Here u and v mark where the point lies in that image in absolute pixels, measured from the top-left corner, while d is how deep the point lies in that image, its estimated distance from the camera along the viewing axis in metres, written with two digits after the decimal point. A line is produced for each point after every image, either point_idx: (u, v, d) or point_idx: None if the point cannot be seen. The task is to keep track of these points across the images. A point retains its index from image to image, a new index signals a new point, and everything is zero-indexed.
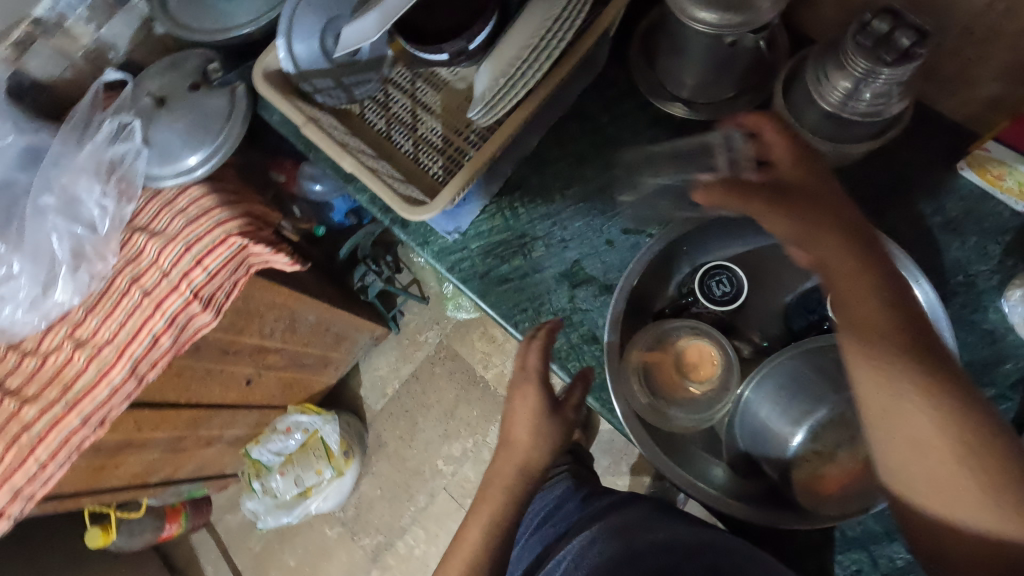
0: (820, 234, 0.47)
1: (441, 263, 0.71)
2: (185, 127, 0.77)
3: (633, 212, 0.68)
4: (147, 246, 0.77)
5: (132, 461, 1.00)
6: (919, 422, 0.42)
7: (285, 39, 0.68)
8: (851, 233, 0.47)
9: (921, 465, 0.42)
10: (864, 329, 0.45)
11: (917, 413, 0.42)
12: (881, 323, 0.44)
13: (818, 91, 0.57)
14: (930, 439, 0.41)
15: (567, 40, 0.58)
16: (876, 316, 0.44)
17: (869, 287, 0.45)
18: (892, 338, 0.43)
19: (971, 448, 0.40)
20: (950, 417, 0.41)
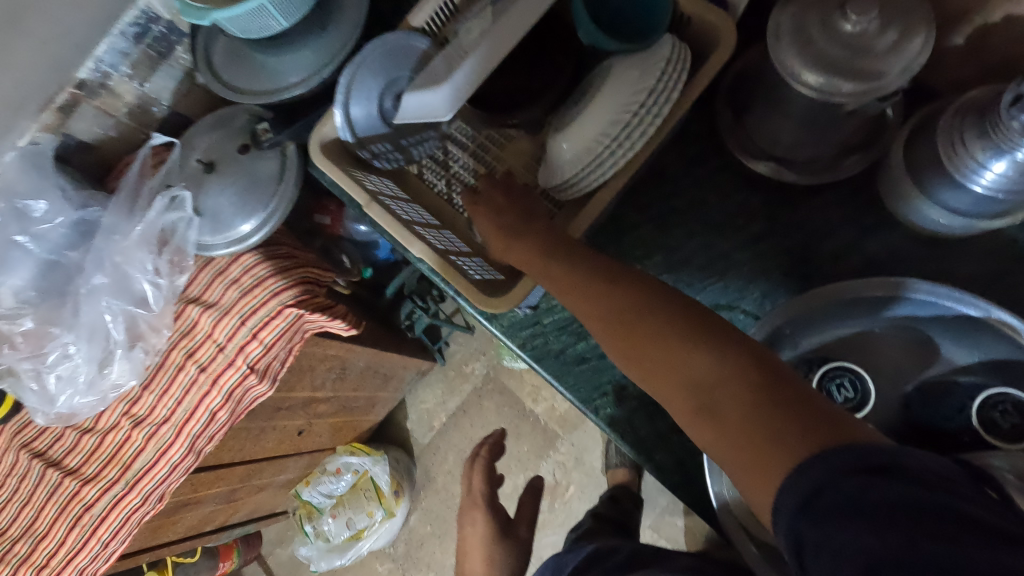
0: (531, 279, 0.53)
1: (512, 340, 0.66)
2: (236, 192, 0.73)
3: (724, 286, 0.62)
4: (200, 319, 0.74)
5: (188, 516, 0.99)
6: (701, 415, 0.39)
7: (341, 101, 0.62)
8: (576, 253, 0.51)
9: (732, 460, 0.37)
10: (627, 350, 0.44)
11: (691, 404, 0.40)
12: (632, 335, 0.44)
13: (953, 167, 0.49)
14: (716, 424, 0.38)
15: (663, 114, 0.52)
16: (625, 328, 0.44)
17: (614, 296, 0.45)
18: (651, 348, 0.42)
19: (743, 407, 0.37)
20: (716, 391, 0.38)
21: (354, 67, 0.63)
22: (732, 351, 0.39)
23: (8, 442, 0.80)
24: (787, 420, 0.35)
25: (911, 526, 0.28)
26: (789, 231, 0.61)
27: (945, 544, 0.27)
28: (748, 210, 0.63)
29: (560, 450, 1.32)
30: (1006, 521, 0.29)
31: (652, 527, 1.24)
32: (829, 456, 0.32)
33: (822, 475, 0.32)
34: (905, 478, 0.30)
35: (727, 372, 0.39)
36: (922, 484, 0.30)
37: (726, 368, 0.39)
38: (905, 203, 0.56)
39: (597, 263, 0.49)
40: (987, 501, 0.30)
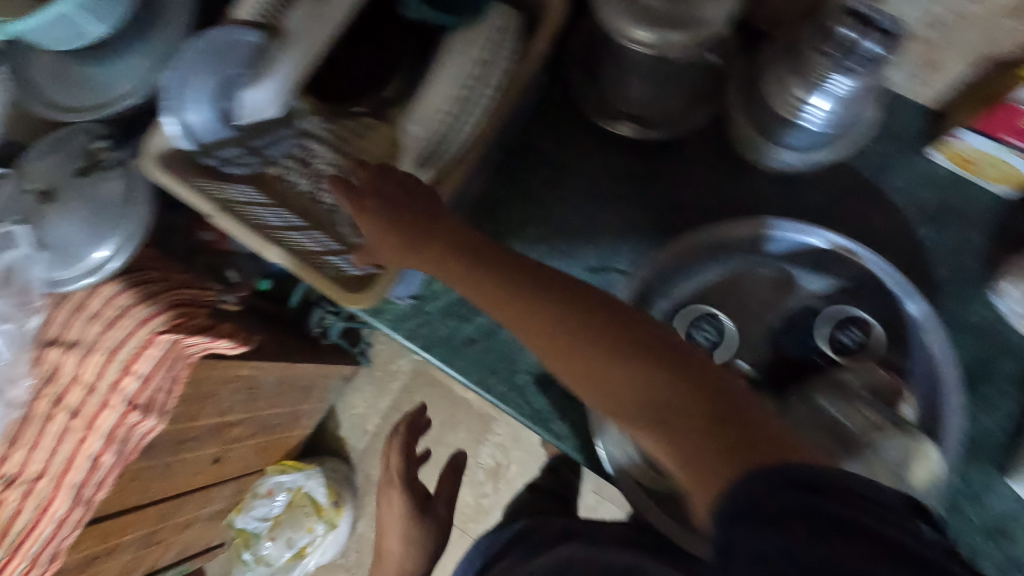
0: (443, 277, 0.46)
1: (399, 333, 0.64)
2: (82, 219, 0.67)
3: (597, 248, 0.62)
4: (63, 361, 0.69)
5: (105, 569, 0.93)
6: (622, 406, 0.39)
7: (172, 112, 0.59)
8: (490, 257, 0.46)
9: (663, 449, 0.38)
10: (534, 324, 0.43)
11: (609, 393, 0.40)
12: (568, 333, 0.41)
13: (777, 103, 0.52)
14: (636, 415, 0.38)
15: (496, 86, 0.53)
16: (539, 314, 0.43)
17: (518, 289, 0.44)
18: (549, 324, 0.42)
19: (662, 391, 0.38)
20: (651, 381, 0.39)
21: (183, 72, 0.59)
22: (652, 363, 0.39)
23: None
24: (716, 419, 0.36)
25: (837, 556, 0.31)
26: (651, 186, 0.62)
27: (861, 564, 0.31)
28: (612, 170, 0.63)
29: (497, 432, 1.32)
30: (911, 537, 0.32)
31: (594, 491, 1.26)
32: (766, 474, 0.34)
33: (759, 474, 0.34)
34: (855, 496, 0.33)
35: (632, 360, 0.40)
36: (843, 502, 0.33)
37: (638, 351, 0.40)
38: (753, 147, 0.58)
39: (517, 263, 0.45)
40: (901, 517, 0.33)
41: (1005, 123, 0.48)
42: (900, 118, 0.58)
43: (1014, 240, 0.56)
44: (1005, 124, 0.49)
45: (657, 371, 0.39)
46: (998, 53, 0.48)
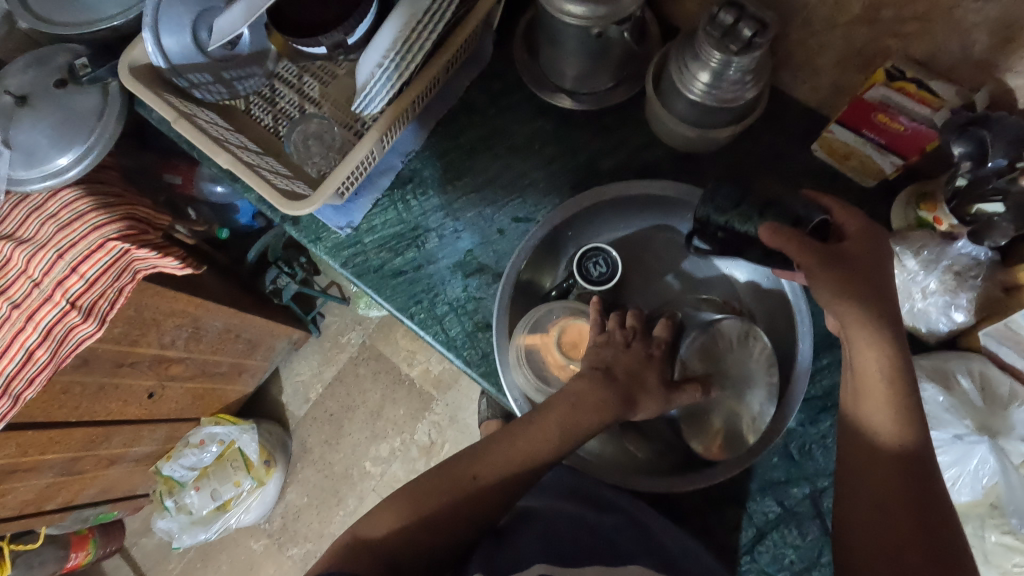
0: (860, 276, 0.49)
1: (335, 259, 0.70)
2: (53, 126, 0.72)
3: (522, 201, 0.70)
4: (14, 254, 0.72)
5: (22, 487, 0.94)
6: (878, 399, 0.48)
7: (151, 32, 0.64)
8: (873, 271, 0.49)
9: (879, 416, 0.48)
10: (852, 314, 0.48)
11: (876, 384, 0.48)
12: (875, 336, 0.48)
13: (687, 85, 0.60)
14: (875, 398, 0.48)
15: (439, 32, 0.59)
16: (849, 308, 0.48)
17: (861, 292, 0.48)
18: (867, 310, 0.48)
19: (901, 390, 0.47)
20: (886, 360, 0.48)
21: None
22: (902, 432, 0.47)
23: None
24: (921, 439, 0.47)
25: None
26: (575, 152, 0.70)
27: None
28: (543, 135, 0.71)
29: (436, 410, 1.36)
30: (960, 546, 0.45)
31: None
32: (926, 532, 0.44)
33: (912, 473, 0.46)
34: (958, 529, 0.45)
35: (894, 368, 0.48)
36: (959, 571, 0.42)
37: (905, 418, 0.47)
38: (661, 122, 0.67)
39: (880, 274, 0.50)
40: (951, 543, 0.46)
41: (862, 119, 0.58)
42: (788, 116, 0.68)
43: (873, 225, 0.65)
44: (860, 114, 0.58)
45: (905, 375, 0.48)
46: (858, 59, 0.59)
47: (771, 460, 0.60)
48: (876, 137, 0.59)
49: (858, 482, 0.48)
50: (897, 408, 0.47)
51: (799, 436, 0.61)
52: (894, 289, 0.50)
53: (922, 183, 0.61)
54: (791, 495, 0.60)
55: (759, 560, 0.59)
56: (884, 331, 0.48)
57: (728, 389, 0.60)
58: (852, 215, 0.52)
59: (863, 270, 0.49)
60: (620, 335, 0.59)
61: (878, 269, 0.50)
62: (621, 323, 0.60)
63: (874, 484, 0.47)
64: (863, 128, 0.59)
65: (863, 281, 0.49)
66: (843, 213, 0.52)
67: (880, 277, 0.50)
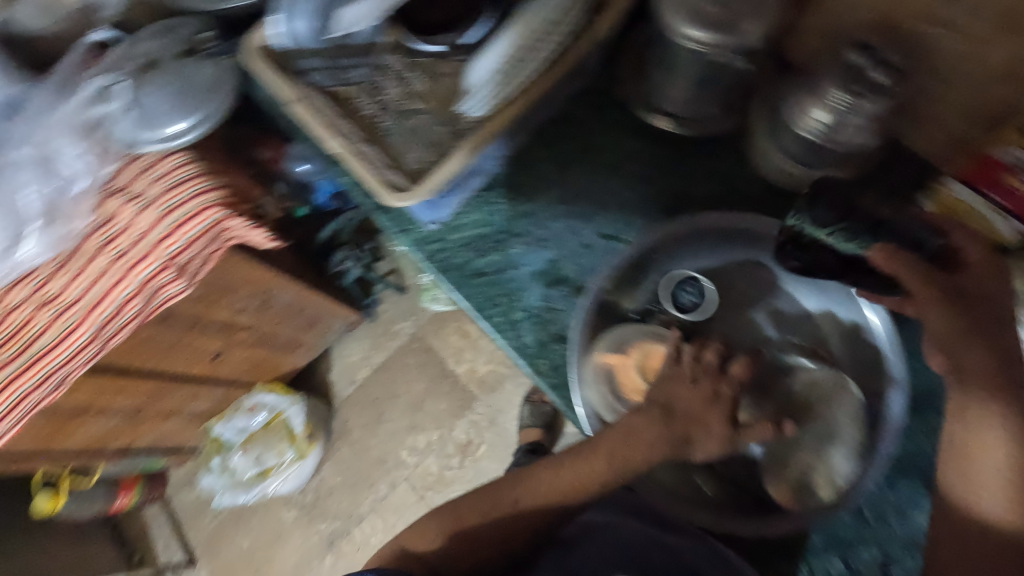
0: (985, 328, 0.50)
1: (419, 251, 0.71)
2: (173, 93, 0.76)
3: (611, 218, 0.69)
4: (122, 209, 0.76)
5: (90, 427, 0.99)
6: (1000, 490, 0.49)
7: (280, 14, 0.67)
8: (1003, 324, 0.50)
9: (991, 479, 0.49)
10: (978, 369, 0.50)
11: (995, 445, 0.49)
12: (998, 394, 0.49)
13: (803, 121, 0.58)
14: (988, 456, 0.49)
15: (560, 43, 0.62)
16: (980, 396, 0.50)
17: (994, 349, 0.49)
18: (1000, 395, 0.49)
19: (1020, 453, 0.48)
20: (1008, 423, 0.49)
21: None
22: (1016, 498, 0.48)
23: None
24: None
25: None
26: (671, 176, 0.70)
27: None
28: (639, 155, 0.71)
29: (476, 410, 1.37)
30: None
31: None
32: None
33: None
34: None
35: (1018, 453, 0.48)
36: None
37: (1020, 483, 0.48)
38: (766, 157, 0.65)
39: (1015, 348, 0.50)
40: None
41: (985, 177, 0.56)
42: None
43: None
44: (984, 171, 0.56)
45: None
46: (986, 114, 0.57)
47: (842, 518, 0.58)
48: (1001, 199, 0.55)
49: (957, 538, 0.50)
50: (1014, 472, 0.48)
51: (875, 499, 0.58)
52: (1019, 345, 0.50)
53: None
54: (861, 558, 0.57)
55: None
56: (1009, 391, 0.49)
57: (815, 435, 0.57)
58: (987, 262, 0.51)
59: (989, 323, 0.50)
60: (689, 369, 0.58)
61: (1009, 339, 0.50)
62: (694, 355, 0.58)
63: (977, 543, 0.49)
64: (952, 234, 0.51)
65: (991, 334, 0.50)
66: (980, 252, 0.51)
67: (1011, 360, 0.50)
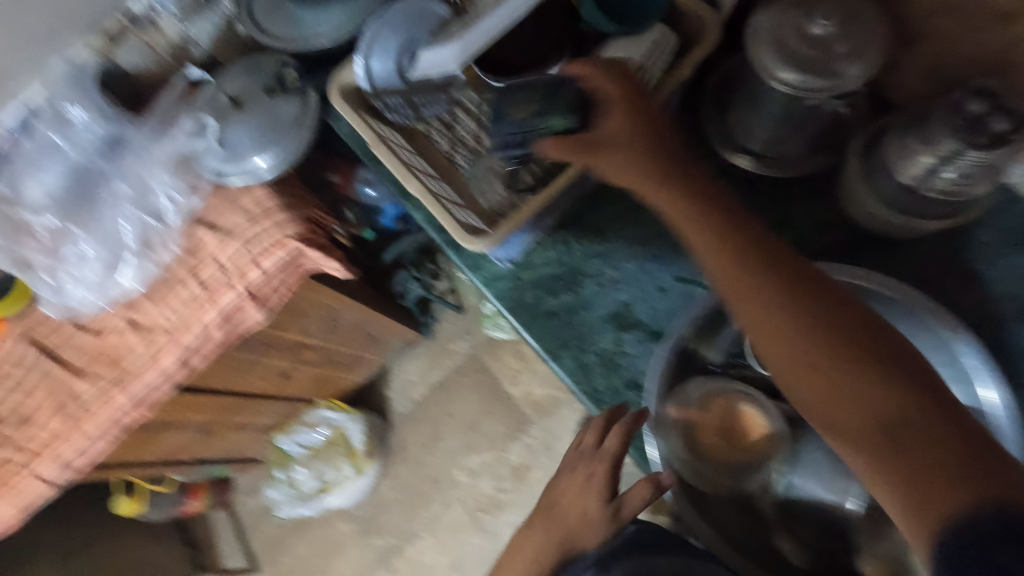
0: (766, 329, 0.47)
1: (491, 290, 0.71)
2: (258, 129, 0.79)
3: (689, 261, 0.67)
4: (207, 240, 0.79)
5: (168, 439, 1.04)
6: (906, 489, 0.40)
7: (363, 55, 0.69)
8: (787, 308, 0.47)
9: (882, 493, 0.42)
10: (791, 385, 0.47)
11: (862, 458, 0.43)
12: (837, 389, 0.44)
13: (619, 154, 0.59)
14: (863, 465, 0.43)
15: (643, 90, 0.60)
16: (848, 441, 0.43)
17: (797, 346, 0.46)
18: (837, 387, 0.44)
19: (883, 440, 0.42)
20: (850, 422, 0.43)
21: (376, 26, 0.70)
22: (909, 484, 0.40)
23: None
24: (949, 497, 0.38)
25: None
26: (754, 218, 0.67)
27: None
28: None
29: (532, 434, 1.36)
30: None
31: None
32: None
33: (978, 525, 0.36)
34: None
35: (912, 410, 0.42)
36: None
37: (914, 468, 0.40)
38: (860, 202, 0.62)
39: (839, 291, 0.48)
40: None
41: None
42: (1013, 212, 0.60)
43: None
44: None
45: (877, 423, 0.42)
46: None
47: None
48: None
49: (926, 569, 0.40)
50: (892, 460, 0.41)
51: None
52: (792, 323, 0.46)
53: None
54: None
55: None
56: (825, 375, 0.45)
57: None
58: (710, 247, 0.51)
59: (769, 318, 0.47)
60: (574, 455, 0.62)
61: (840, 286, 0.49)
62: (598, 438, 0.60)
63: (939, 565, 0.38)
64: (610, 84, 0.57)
65: (780, 327, 0.47)
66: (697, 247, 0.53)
67: (820, 298, 0.47)
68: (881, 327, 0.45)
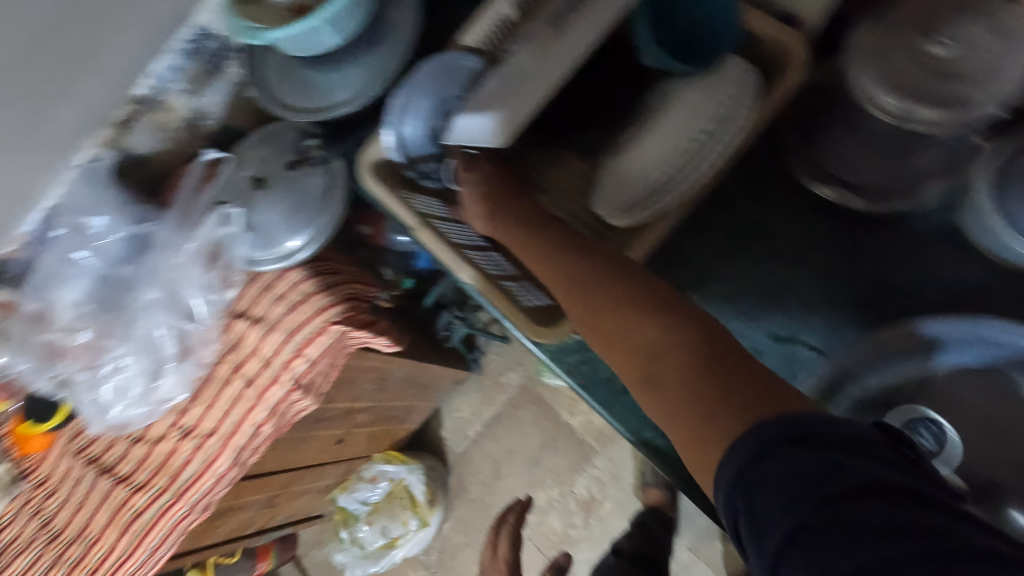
0: (557, 267, 0.51)
1: (559, 366, 0.63)
2: (285, 207, 0.73)
3: (785, 318, 0.59)
4: (248, 333, 0.74)
5: (232, 520, 1.00)
6: (688, 434, 0.40)
7: (395, 119, 0.62)
8: (564, 245, 0.52)
9: (655, 402, 0.42)
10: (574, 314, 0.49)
11: (636, 370, 0.44)
12: (605, 311, 0.47)
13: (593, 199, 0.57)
14: (634, 377, 0.44)
15: (727, 144, 0.52)
16: (626, 361, 0.45)
17: (572, 276, 0.50)
18: (601, 308, 0.47)
19: (638, 345, 0.44)
20: (619, 337, 0.45)
21: (404, 90, 0.62)
22: (673, 387, 0.41)
23: (40, 456, 0.81)
24: (700, 380, 0.40)
25: (835, 525, 0.31)
26: (860, 260, 0.58)
27: (853, 516, 0.31)
28: (815, 237, 0.59)
29: (598, 465, 1.29)
30: (913, 479, 0.32)
31: (691, 550, 1.20)
32: (770, 459, 0.34)
33: (748, 466, 0.35)
34: (795, 463, 0.33)
35: (686, 349, 0.42)
36: (862, 488, 0.32)
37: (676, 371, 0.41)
38: (995, 235, 0.52)
39: (579, 265, 0.50)
40: (900, 462, 0.33)
41: None
42: None
43: None
44: None
45: (631, 329, 0.45)
46: None
47: None
48: None
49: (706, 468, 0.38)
50: (653, 368, 0.42)
51: None
52: (573, 256, 0.51)
53: None
54: None
55: None
56: (601, 298, 0.47)
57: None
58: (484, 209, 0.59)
59: (556, 259, 0.51)
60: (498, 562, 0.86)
61: (607, 252, 0.51)
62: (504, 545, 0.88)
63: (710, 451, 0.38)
64: (462, 169, 0.61)
65: (571, 261, 0.51)
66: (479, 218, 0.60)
67: (578, 243, 0.52)
68: (631, 278, 0.48)
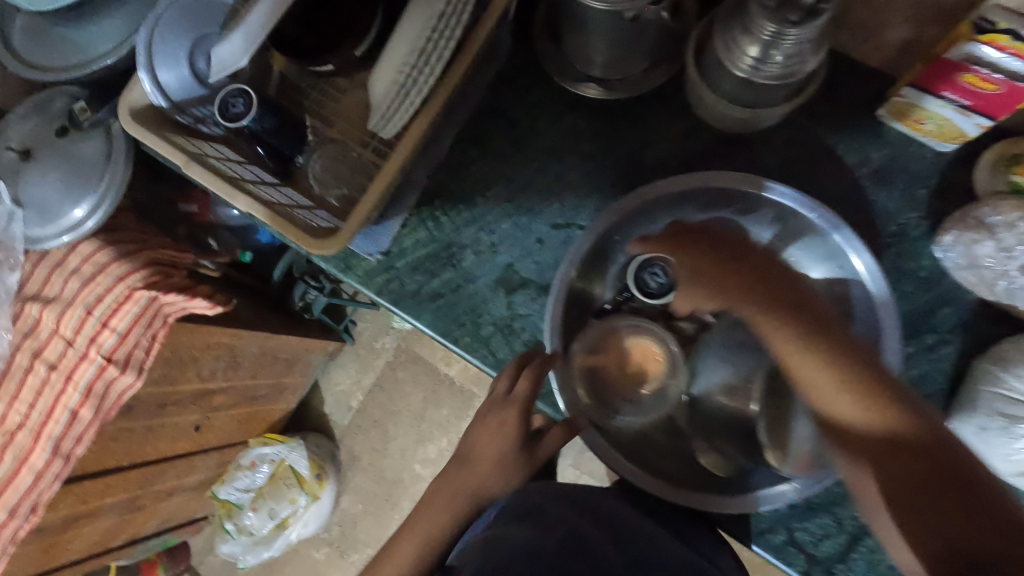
0: (767, 305, 0.47)
1: (369, 288, 0.66)
2: (60, 177, 0.69)
3: (560, 206, 0.65)
4: (41, 315, 0.70)
5: (88, 531, 0.94)
6: (890, 489, 0.41)
7: (147, 68, 0.60)
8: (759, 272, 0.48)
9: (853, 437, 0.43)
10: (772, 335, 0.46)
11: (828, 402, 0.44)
12: (812, 360, 0.44)
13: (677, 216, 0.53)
14: (830, 403, 0.44)
15: (456, 39, 0.52)
16: (829, 395, 0.44)
17: (787, 309, 0.46)
18: (818, 358, 0.44)
19: (853, 395, 0.43)
20: (827, 369, 0.44)
21: (154, 36, 0.61)
22: (894, 444, 0.41)
23: None
24: (910, 437, 0.41)
25: None
26: (616, 145, 0.65)
27: None
28: (578, 130, 0.65)
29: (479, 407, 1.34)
30: None
31: (573, 465, 1.29)
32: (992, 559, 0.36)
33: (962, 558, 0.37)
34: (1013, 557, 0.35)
35: (892, 418, 0.42)
36: None
37: (901, 439, 0.41)
38: (709, 106, 0.61)
39: (768, 304, 0.47)
40: None
41: (942, 79, 0.49)
42: (852, 82, 0.61)
43: (955, 194, 0.58)
44: (940, 76, 0.49)
45: (844, 376, 0.43)
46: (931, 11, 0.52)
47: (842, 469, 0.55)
48: (959, 99, 0.50)
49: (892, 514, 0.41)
50: (860, 409, 0.42)
51: None
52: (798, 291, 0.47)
53: (1011, 144, 0.55)
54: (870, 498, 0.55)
55: (854, 568, 0.56)
56: (808, 337, 0.45)
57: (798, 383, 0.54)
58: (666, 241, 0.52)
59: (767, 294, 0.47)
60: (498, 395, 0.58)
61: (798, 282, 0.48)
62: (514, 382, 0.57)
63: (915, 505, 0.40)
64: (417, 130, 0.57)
65: (777, 302, 0.47)
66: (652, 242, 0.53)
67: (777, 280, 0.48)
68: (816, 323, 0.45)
